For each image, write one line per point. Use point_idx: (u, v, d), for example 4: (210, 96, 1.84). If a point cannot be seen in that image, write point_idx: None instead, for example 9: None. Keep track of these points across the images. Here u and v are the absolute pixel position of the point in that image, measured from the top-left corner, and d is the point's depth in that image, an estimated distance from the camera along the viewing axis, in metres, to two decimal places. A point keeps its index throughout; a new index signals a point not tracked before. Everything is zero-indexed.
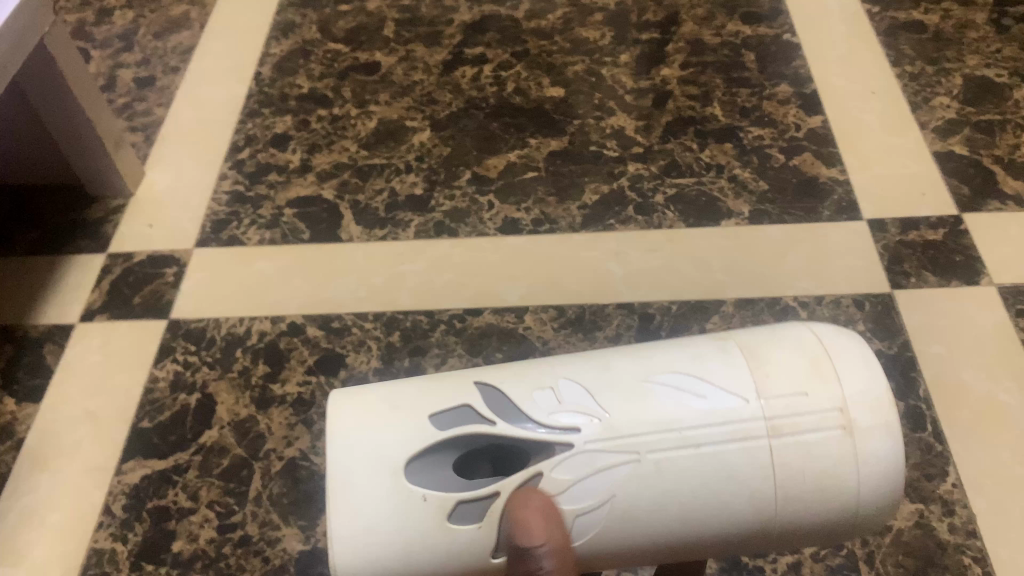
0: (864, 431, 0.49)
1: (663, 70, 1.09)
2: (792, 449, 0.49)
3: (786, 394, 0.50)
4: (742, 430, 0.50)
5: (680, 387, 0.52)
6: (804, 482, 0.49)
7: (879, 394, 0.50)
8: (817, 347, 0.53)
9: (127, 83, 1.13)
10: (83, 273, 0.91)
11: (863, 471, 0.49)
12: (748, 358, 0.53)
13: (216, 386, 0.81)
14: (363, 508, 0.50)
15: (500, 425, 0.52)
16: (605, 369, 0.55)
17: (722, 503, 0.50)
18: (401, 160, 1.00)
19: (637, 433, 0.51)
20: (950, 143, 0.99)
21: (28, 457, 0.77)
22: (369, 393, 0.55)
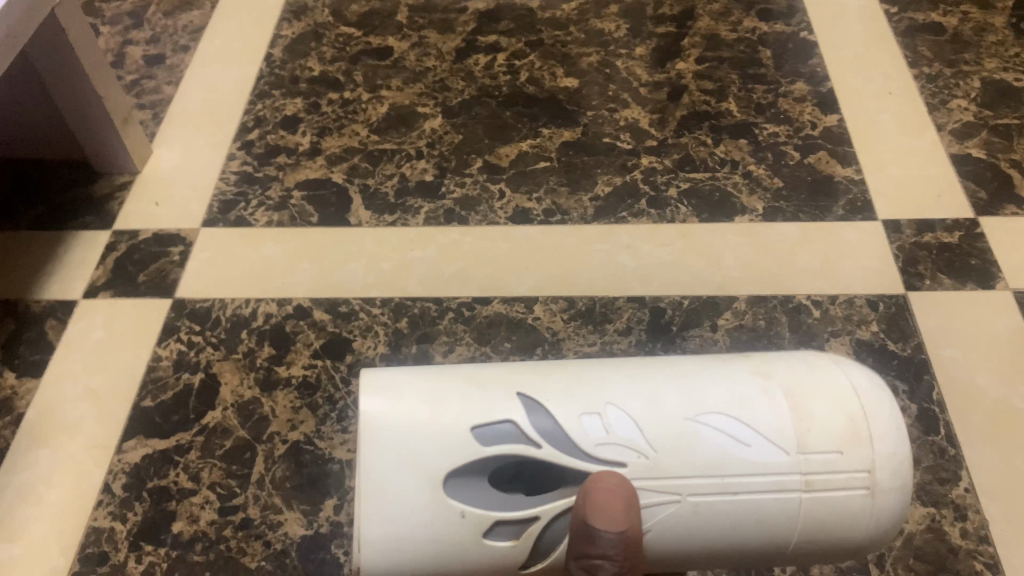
0: (885, 492, 0.54)
1: (678, 64, 1.08)
2: (820, 504, 0.54)
3: (825, 451, 0.54)
4: (780, 482, 0.54)
5: (730, 430, 0.55)
6: (823, 528, 0.54)
7: (902, 456, 0.55)
8: (855, 403, 0.56)
9: (136, 60, 1.11)
10: (87, 249, 0.90)
11: (875, 525, 0.54)
12: (793, 405, 0.56)
13: (220, 367, 0.80)
14: (404, 518, 0.53)
15: (545, 449, 0.55)
16: (653, 401, 0.57)
17: (749, 537, 0.54)
18: (412, 146, 0.99)
19: (683, 476, 0.54)
20: (967, 146, 0.98)
21: (27, 432, 0.76)
22: (418, 397, 0.56)
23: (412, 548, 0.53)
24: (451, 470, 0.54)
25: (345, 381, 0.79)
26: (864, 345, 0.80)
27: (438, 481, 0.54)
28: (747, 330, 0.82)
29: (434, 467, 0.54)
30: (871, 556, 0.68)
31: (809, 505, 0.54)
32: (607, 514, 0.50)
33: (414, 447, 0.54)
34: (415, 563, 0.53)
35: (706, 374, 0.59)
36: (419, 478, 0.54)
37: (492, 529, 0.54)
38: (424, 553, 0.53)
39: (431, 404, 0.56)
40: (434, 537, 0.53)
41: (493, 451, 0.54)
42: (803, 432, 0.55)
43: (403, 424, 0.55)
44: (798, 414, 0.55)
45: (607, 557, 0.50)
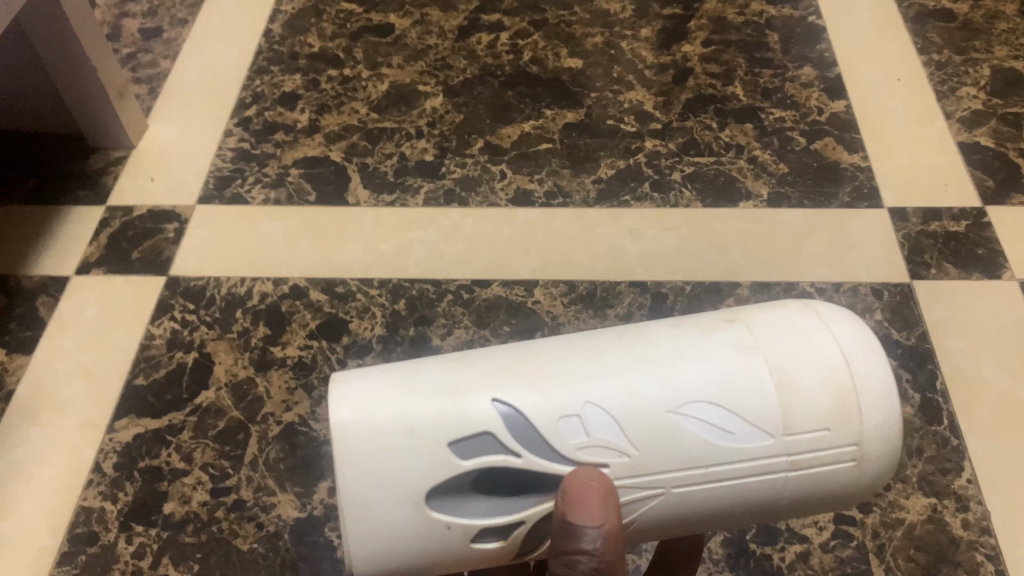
0: (877, 460, 0.47)
1: (685, 46, 1.07)
2: (808, 483, 0.48)
3: (812, 430, 0.46)
4: (763, 466, 0.47)
5: (708, 415, 0.47)
6: (811, 499, 0.49)
7: (894, 421, 0.47)
8: (844, 371, 0.47)
9: (133, 33, 1.09)
10: (80, 224, 0.88)
11: (862, 492, 0.49)
12: (776, 380, 0.47)
13: (214, 347, 0.78)
14: (384, 530, 0.46)
15: (525, 456, 0.48)
16: (623, 383, 0.48)
17: (728, 514, 0.49)
18: (413, 125, 0.98)
19: (664, 468, 0.47)
20: (975, 134, 0.96)
21: (17, 409, 0.75)
22: (376, 400, 0.48)
23: (402, 557, 0.48)
24: (434, 483, 0.47)
25: (341, 362, 0.78)
26: None
27: (422, 495, 0.46)
28: None
29: (417, 480, 0.46)
30: (872, 547, 0.67)
31: (796, 484, 0.48)
32: (584, 510, 0.45)
33: (394, 462, 0.46)
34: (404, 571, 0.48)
35: (673, 348, 0.49)
36: (402, 493, 0.46)
37: (479, 534, 0.48)
38: (414, 560, 0.48)
39: (404, 411, 0.47)
40: (423, 546, 0.47)
41: (472, 466, 0.47)
42: (789, 414, 0.46)
43: (377, 441, 0.46)
44: (783, 392, 0.46)
45: (587, 553, 0.45)
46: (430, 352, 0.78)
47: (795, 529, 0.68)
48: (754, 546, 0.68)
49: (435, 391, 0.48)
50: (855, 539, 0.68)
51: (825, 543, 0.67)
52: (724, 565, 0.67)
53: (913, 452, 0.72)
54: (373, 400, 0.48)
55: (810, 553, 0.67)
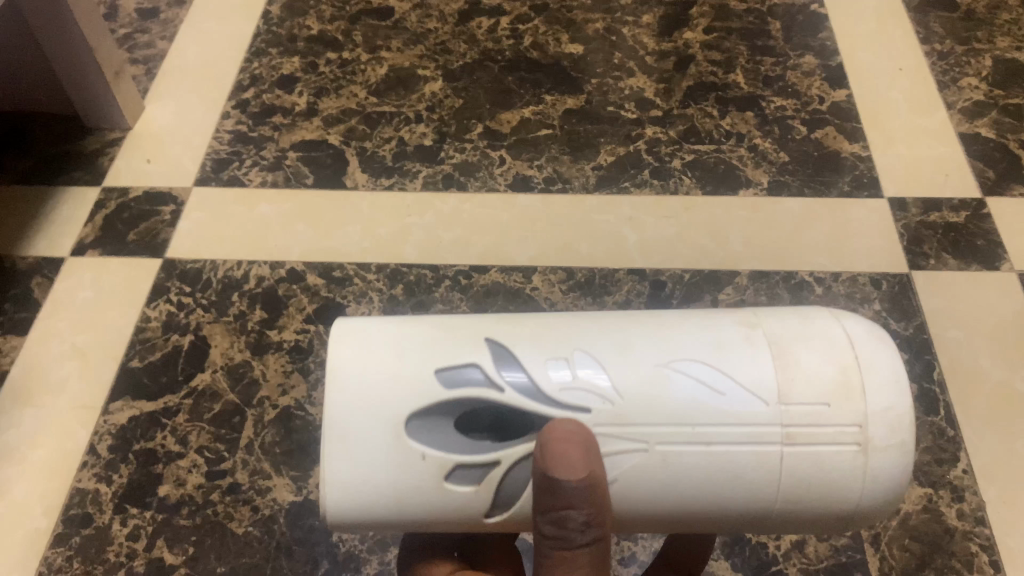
0: (878, 450, 0.46)
1: (686, 33, 1.06)
2: (803, 458, 0.46)
3: (808, 400, 0.46)
4: (757, 433, 0.46)
5: (705, 377, 0.47)
6: (806, 489, 0.47)
7: (900, 412, 0.47)
8: (848, 353, 0.48)
9: (129, 13, 1.08)
10: (75, 205, 0.87)
11: (866, 488, 0.47)
12: (774, 350, 0.48)
13: (210, 329, 0.78)
14: (361, 456, 0.47)
15: (508, 392, 0.48)
16: (625, 346, 0.49)
17: (717, 495, 0.47)
18: (412, 110, 0.97)
19: (654, 424, 0.46)
20: (976, 125, 0.96)
21: (11, 390, 0.74)
22: (379, 335, 0.50)
23: (374, 490, 0.47)
24: (412, 412, 0.47)
25: None
26: None
27: (399, 420, 0.47)
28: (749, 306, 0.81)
29: (396, 408, 0.47)
30: (867, 536, 0.67)
31: (790, 460, 0.46)
32: (563, 462, 0.44)
33: (377, 389, 0.47)
34: (376, 508, 0.48)
35: (677, 322, 0.50)
36: (382, 417, 0.47)
37: (454, 474, 0.47)
38: (385, 497, 0.47)
39: (398, 347, 0.49)
40: (395, 478, 0.47)
41: (454, 397, 0.47)
42: (786, 380, 0.47)
43: (366, 371, 0.48)
44: (780, 362, 0.47)
45: (572, 505, 0.44)
46: None
47: None
48: (750, 534, 0.68)
49: (434, 336, 0.50)
50: (850, 528, 0.68)
51: None
52: (719, 553, 0.67)
53: None
54: (369, 334, 0.50)
55: (805, 542, 0.67)
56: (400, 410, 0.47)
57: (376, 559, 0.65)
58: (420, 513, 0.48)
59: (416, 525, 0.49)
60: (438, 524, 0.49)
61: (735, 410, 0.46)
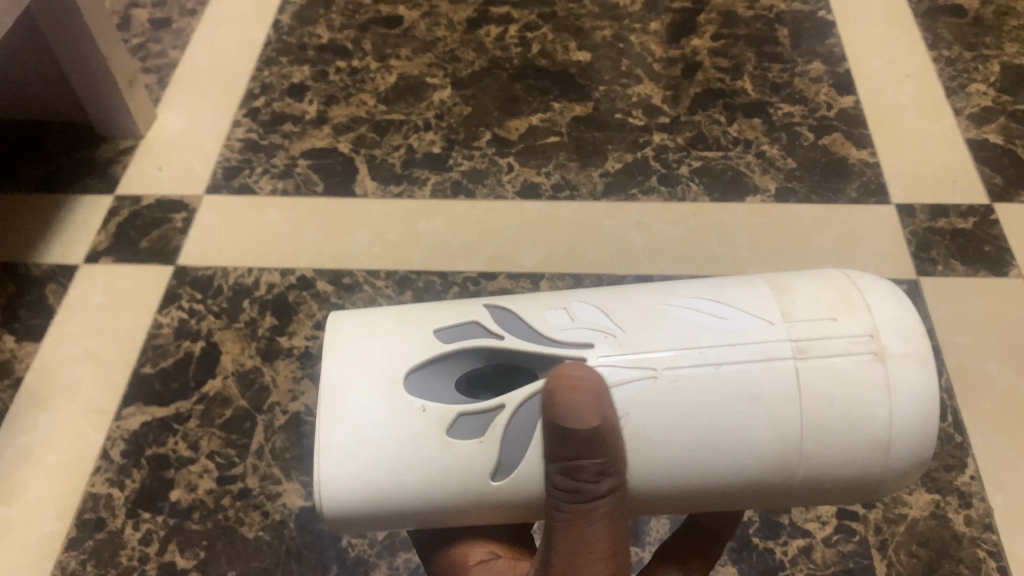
0: (896, 358, 0.43)
1: (694, 40, 1.07)
2: (818, 371, 0.43)
3: (810, 317, 0.45)
4: (765, 348, 0.44)
5: (703, 308, 0.47)
6: (830, 411, 0.43)
7: (913, 323, 0.45)
8: (843, 279, 0.47)
9: (142, 23, 1.10)
10: (88, 213, 0.89)
11: (893, 403, 0.43)
12: (772, 284, 0.48)
13: (221, 336, 0.79)
14: (358, 416, 0.45)
15: (508, 338, 0.48)
16: (621, 296, 0.49)
17: (736, 421, 0.43)
18: (420, 118, 0.98)
19: (656, 349, 0.45)
20: (984, 131, 0.96)
21: (25, 396, 0.75)
22: (378, 314, 0.51)
23: (371, 453, 0.45)
24: (410, 366, 0.47)
25: None
26: None
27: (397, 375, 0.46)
28: None
29: (394, 367, 0.47)
30: (874, 542, 0.67)
31: (806, 375, 0.43)
32: (569, 407, 0.42)
33: (374, 354, 0.47)
34: (374, 476, 0.45)
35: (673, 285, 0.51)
36: (378, 377, 0.47)
37: (456, 426, 0.45)
38: (383, 459, 0.45)
39: (392, 321, 0.50)
40: (395, 433, 0.45)
41: (454, 348, 0.48)
42: (785, 303, 0.46)
43: (362, 340, 0.48)
44: (777, 290, 0.47)
45: (581, 455, 0.42)
46: None
47: (798, 524, 0.68)
48: (757, 540, 0.68)
49: (427, 310, 0.51)
50: (857, 534, 0.68)
51: (827, 537, 0.68)
52: (727, 559, 0.67)
53: None
54: (366, 316, 0.51)
55: (812, 547, 0.67)
56: (397, 366, 0.47)
57: (386, 564, 0.66)
58: (422, 478, 0.45)
59: (418, 501, 0.45)
60: (444, 499, 0.45)
61: (740, 332, 0.45)
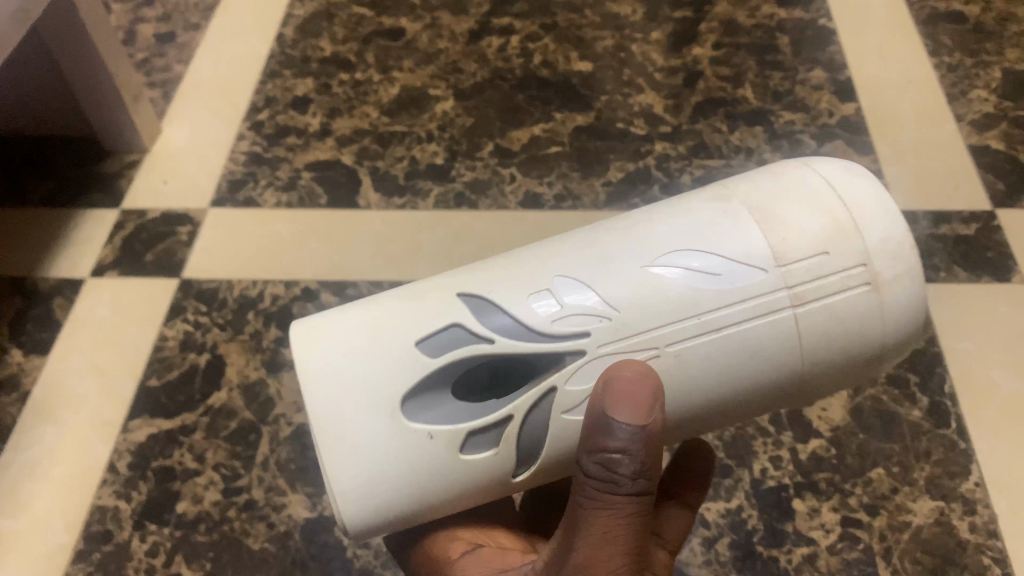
0: (890, 282, 0.44)
1: (695, 49, 1.07)
2: (818, 318, 0.44)
3: (803, 257, 0.44)
4: (763, 303, 0.44)
5: (693, 256, 0.45)
6: (831, 347, 0.45)
7: (900, 237, 0.45)
8: (829, 196, 0.46)
9: (147, 37, 1.11)
10: (94, 227, 0.89)
11: (890, 324, 0.45)
12: (758, 215, 0.46)
13: (226, 348, 0.79)
14: (363, 451, 0.44)
15: (499, 342, 0.46)
16: (605, 253, 0.47)
17: (741, 373, 0.45)
18: (423, 129, 0.98)
19: (655, 322, 0.44)
20: (986, 137, 0.96)
21: (32, 409, 0.76)
22: (348, 321, 0.47)
23: (390, 482, 0.45)
24: (406, 386, 0.45)
25: None
26: None
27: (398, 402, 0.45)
28: None
29: (389, 388, 0.45)
30: (878, 550, 0.67)
31: (807, 324, 0.44)
32: (627, 401, 0.41)
33: (365, 376, 0.45)
34: (395, 499, 0.45)
35: (650, 215, 0.49)
36: (376, 405, 0.45)
37: (469, 440, 0.45)
38: (399, 485, 0.45)
39: (369, 327, 0.46)
40: (406, 461, 0.45)
41: (443, 362, 0.45)
42: (776, 242, 0.44)
43: (345, 360, 0.45)
44: (765, 222, 0.45)
45: (626, 450, 0.41)
46: None
47: (802, 531, 0.68)
48: (761, 548, 0.68)
49: (401, 302, 0.48)
50: (861, 542, 0.68)
51: (831, 545, 0.68)
52: (731, 567, 0.67)
53: (921, 455, 0.72)
54: (338, 324, 0.47)
55: (816, 555, 0.67)
56: (393, 389, 0.45)
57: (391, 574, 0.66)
58: (442, 489, 0.46)
59: (435, 504, 0.47)
60: (459, 496, 0.47)
61: (737, 285, 0.44)
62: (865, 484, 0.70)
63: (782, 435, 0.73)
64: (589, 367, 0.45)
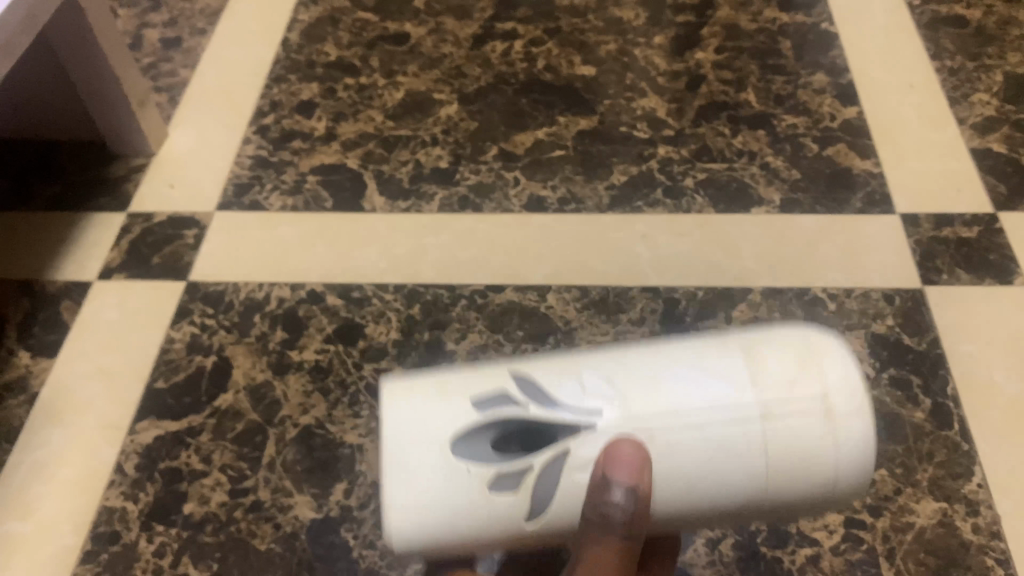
0: (848, 417, 0.45)
1: (697, 53, 1.08)
2: (780, 436, 0.44)
3: (777, 381, 0.45)
4: (736, 414, 0.45)
5: (686, 370, 0.46)
6: (785, 466, 0.45)
7: (857, 380, 0.46)
8: (807, 335, 0.47)
9: (153, 42, 1.11)
10: (101, 230, 0.90)
11: (841, 455, 0.45)
12: (746, 355, 0.47)
13: (233, 351, 0.80)
14: (410, 477, 0.46)
15: (535, 403, 0.47)
16: (615, 364, 0.48)
17: (701, 480, 0.45)
18: (428, 133, 0.99)
19: (646, 414, 0.45)
20: (988, 140, 0.97)
21: (40, 410, 0.76)
22: (418, 377, 0.50)
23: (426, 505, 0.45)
24: (454, 431, 0.46)
25: (358, 366, 0.79)
26: (879, 340, 0.80)
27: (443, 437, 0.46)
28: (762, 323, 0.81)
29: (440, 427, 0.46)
30: (882, 551, 0.67)
31: (774, 442, 0.44)
32: (625, 468, 0.43)
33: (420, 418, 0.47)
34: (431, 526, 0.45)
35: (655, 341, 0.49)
36: (422, 441, 0.46)
37: (497, 477, 0.45)
38: (434, 514, 0.45)
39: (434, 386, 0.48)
40: (444, 493, 0.45)
41: (487, 413, 0.47)
42: (757, 366, 0.46)
43: (409, 401, 0.47)
44: (749, 354, 0.46)
45: (622, 510, 0.42)
46: (445, 356, 0.80)
47: (805, 533, 0.69)
48: (764, 549, 0.68)
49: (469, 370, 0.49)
50: (864, 543, 0.68)
51: (834, 546, 0.68)
52: (734, 568, 0.67)
53: (924, 456, 0.72)
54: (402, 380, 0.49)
55: (820, 556, 0.68)
56: (439, 430, 0.46)
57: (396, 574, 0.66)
58: (469, 527, 0.46)
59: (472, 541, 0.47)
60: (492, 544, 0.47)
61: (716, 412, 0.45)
62: (869, 485, 0.71)
63: None
64: (601, 437, 0.45)
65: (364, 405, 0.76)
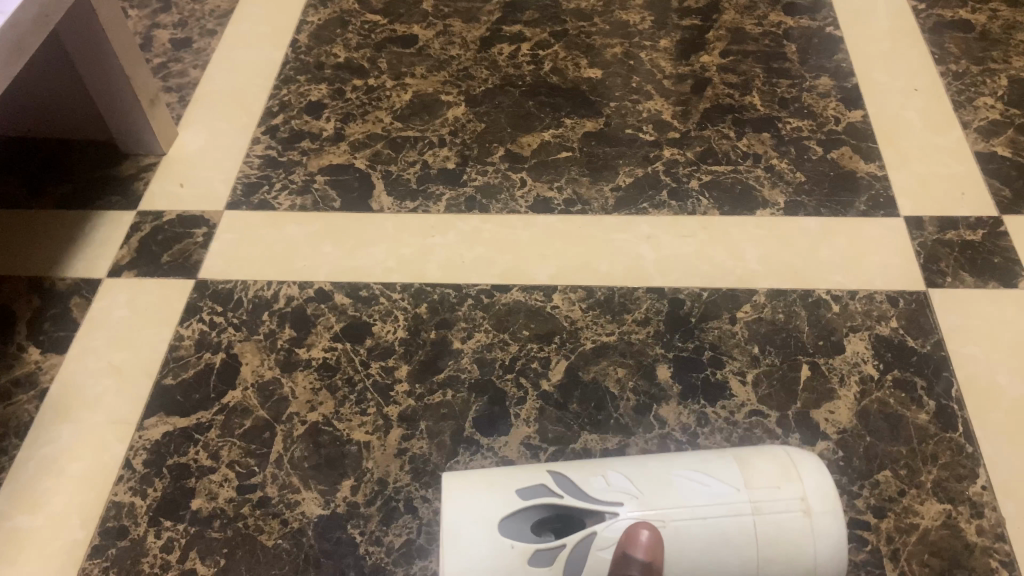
0: (821, 515, 0.58)
1: (703, 57, 1.08)
2: (768, 528, 0.57)
3: (765, 486, 0.59)
4: (732, 509, 0.58)
5: (693, 474, 0.61)
6: (774, 551, 0.57)
7: (831, 489, 0.59)
8: (784, 452, 0.62)
9: (163, 43, 1.12)
10: (111, 229, 0.91)
11: (819, 547, 0.57)
12: (738, 453, 0.63)
13: (241, 348, 0.81)
14: (468, 547, 0.57)
15: (566, 498, 0.60)
16: (637, 464, 0.64)
17: (705, 561, 0.57)
18: (435, 134, 1.00)
19: (661, 506, 0.59)
20: (992, 144, 0.97)
21: (50, 406, 0.77)
22: (476, 474, 0.63)
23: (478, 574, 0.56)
24: (505, 513, 0.59)
25: (365, 364, 0.79)
26: (883, 341, 0.80)
27: (496, 514, 0.59)
28: (767, 324, 0.82)
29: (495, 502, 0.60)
30: (886, 551, 0.67)
31: (761, 531, 0.57)
32: None
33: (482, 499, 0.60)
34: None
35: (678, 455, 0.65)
36: (479, 518, 0.59)
37: (535, 552, 0.57)
38: None
39: (495, 477, 0.63)
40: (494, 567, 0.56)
41: (530, 501, 0.60)
42: (748, 473, 0.60)
43: (472, 489, 0.61)
44: (741, 463, 0.61)
45: None
46: (451, 355, 0.80)
47: None
48: None
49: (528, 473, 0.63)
50: (869, 543, 0.68)
51: None
52: None
53: (928, 457, 0.72)
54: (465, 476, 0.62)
55: None
56: (494, 510, 0.59)
57: (403, 571, 0.67)
58: None
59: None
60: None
61: (720, 503, 0.58)
62: (873, 486, 0.71)
63: (789, 437, 0.74)
64: (620, 522, 0.58)
65: (371, 403, 0.77)
